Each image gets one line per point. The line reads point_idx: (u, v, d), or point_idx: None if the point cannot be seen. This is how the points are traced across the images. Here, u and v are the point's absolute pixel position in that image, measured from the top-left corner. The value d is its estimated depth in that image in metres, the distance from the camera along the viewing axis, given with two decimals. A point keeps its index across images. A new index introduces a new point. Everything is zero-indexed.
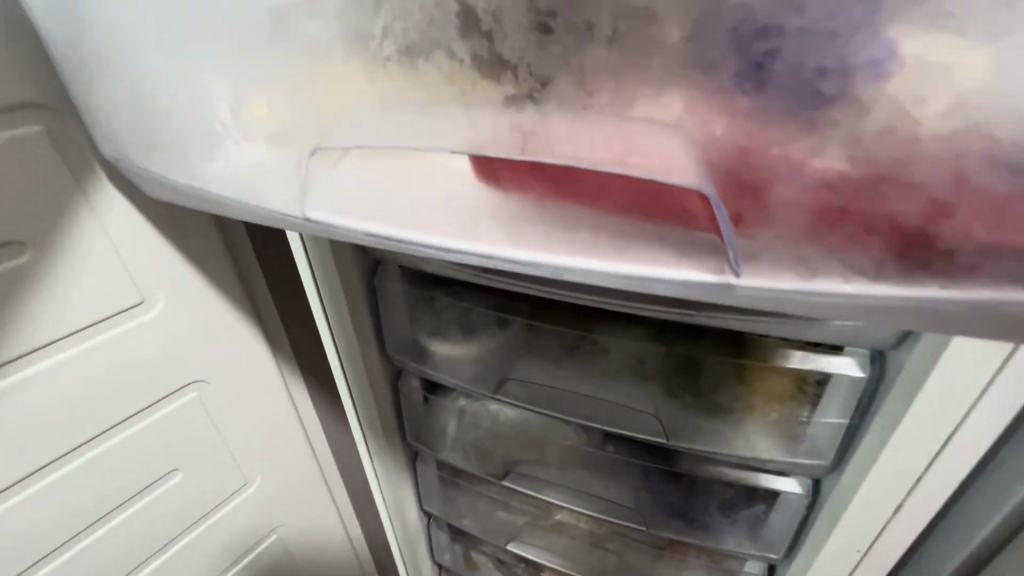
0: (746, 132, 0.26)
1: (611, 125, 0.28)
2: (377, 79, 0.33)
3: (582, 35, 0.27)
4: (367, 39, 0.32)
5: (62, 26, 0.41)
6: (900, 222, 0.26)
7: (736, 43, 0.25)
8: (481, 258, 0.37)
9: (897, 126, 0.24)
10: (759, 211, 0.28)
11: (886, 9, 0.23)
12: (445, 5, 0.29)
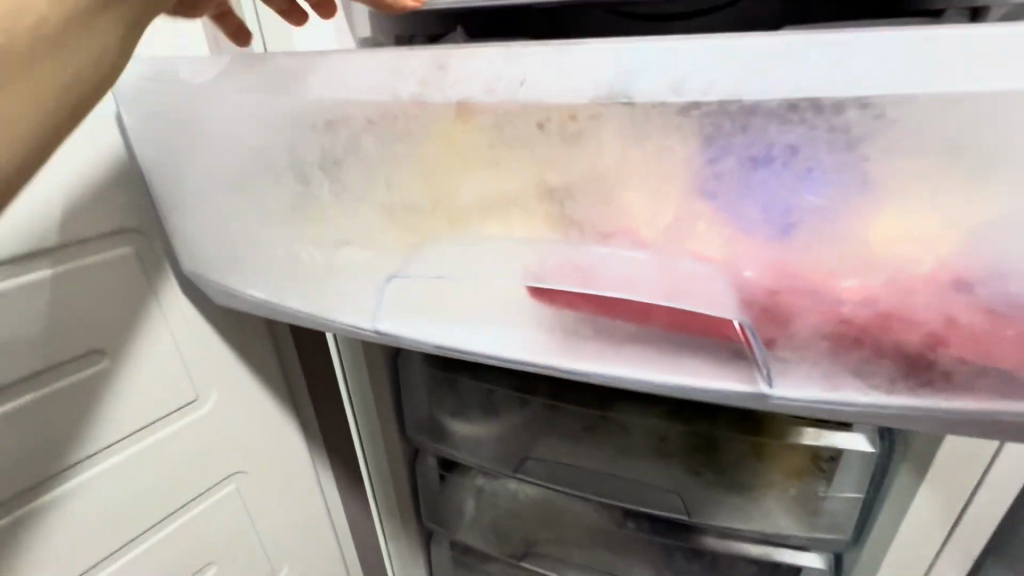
0: (775, 279, 0.32)
1: (663, 264, 0.34)
2: (458, 225, 0.39)
3: (640, 203, 0.34)
4: (449, 193, 0.38)
5: (172, 170, 0.49)
6: (906, 349, 0.32)
7: (766, 215, 0.31)
8: (540, 367, 0.41)
9: (896, 278, 0.30)
10: (788, 337, 0.34)
11: (886, 194, 0.29)
12: (520, 174, 0.36)
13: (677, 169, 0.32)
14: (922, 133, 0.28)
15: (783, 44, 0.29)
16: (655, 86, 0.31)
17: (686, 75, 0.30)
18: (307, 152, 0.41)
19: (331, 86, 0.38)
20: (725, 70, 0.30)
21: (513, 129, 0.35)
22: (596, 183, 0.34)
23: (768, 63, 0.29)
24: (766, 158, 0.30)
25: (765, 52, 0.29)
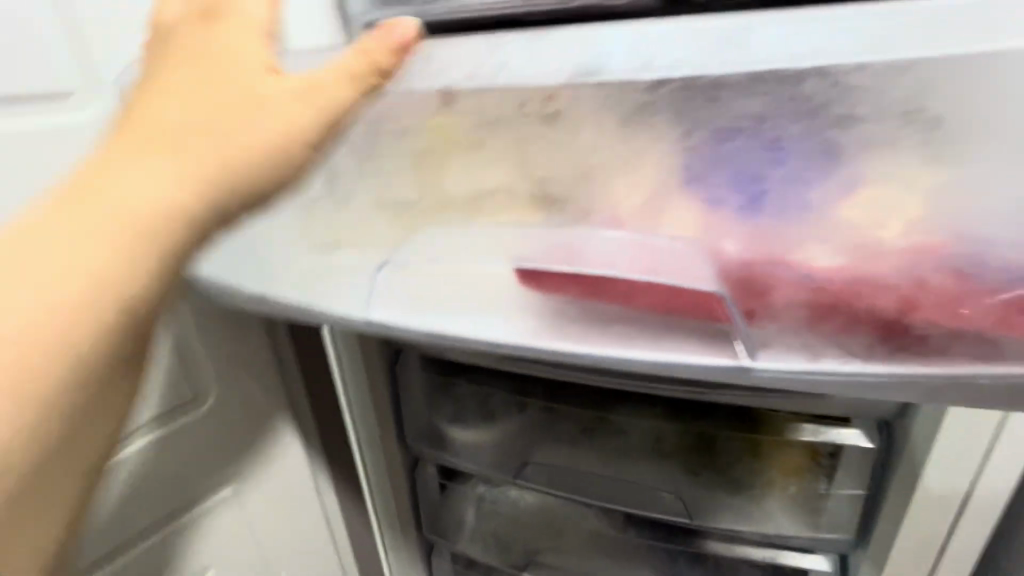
0: (749, 249, 0.33)
1: (637, 239, 0.35)
2: (444, 210, 0.40)
3: (616, 181, 0.35)
4: (437, 179, 0.40)
5: None
6: (879, 313, 0.32)
7: (737, 186, 0.33)
8: (535, 351, 0.39)
9: (864, 242, 0.31)
10: (766, 307, 0.34)
11: (848, 160, 0.31)
12: (502, 158, 0.37)
13: (650, 146, 0.34)
14: (872, 102, 0.30)
15: (730, 32, 0.32)
16: (625, 69, 0.33)
17: (653, 57, 0.33)
18: None
19: (320, 80, 0.40)
20: (685, 52, 0.32)
21: (495, 114, 0.36)
22: (574, 162, 0.36)
23: (724, 46, 0.32)
24: (733, 130, 0.32)
25: (719, 37, 0.32)
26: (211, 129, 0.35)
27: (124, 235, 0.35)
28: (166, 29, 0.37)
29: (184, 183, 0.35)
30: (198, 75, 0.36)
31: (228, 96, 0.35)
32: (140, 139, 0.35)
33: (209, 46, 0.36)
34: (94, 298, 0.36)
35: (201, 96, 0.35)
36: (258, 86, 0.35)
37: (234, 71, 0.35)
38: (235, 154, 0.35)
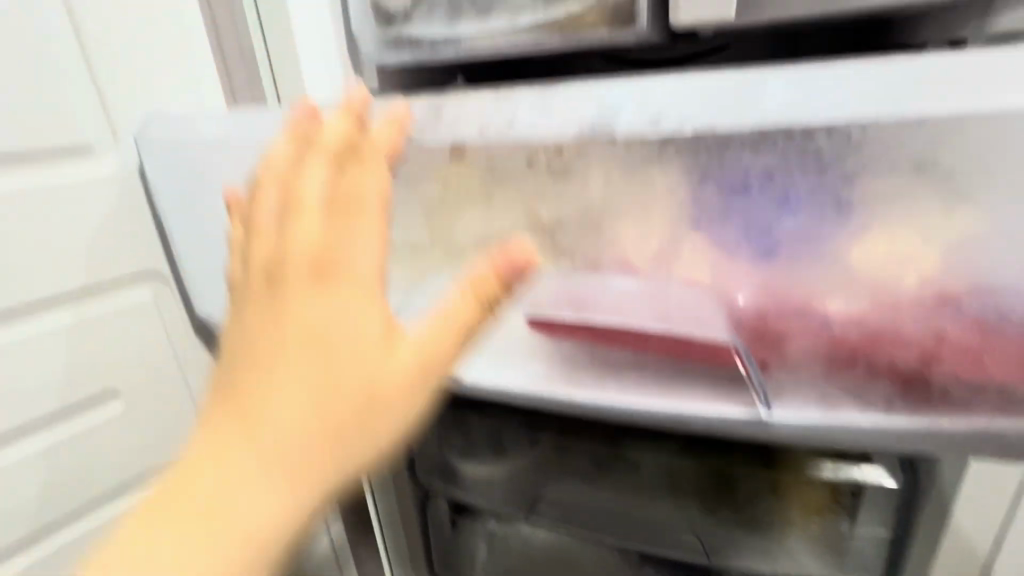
0: (762, 298, 0.34)
1: (651, 288, 0.35)
2: (452, 257, 0.40)
3: (626, 230, 0.35)
4: (446, 227, 0.40)
5: (187, 219, 0.53)
6: (899, 367, 0.31)
7: (748, 237, 0.33)
8: (539, 395, 0.40)
9: (879, 292, 0.31)
10: (782, 358, 0.34)
11: (860, 213, 0.30)
12: (511, 207, 0.37)
13: (659, 196, 0.34)
14: (890, 147, 0.29)
15: (739, 80, 0.32)
16: (629, 118, 0.33)
17: (656, 106, 0.32)
18: None
19: None
20: (692, 101, 0.32)
21: (502, 166, 0.36)
22: (585, 213, 0.36)
23: (731, 94, 0.31)
24: (744, 185, 0.32)
25: (726, 86, 0.32)
26: (327, 377, 0.31)
27: (296, 473, 0.30)
28: (270, 259, 0.33)
29: (302, 445, 0.30)
30: (302, 313, 0.32)
31: (348, 342, 0.31)
32: (243, 372, 0.32)
33: (309, 262, 0.32)
34: (254, 539, 0.30)
35: (320, 336, 0.31)
36: (376, 328, 0.32)
37: (346, 321, 0.32)
38: (352, 398, 0.31)
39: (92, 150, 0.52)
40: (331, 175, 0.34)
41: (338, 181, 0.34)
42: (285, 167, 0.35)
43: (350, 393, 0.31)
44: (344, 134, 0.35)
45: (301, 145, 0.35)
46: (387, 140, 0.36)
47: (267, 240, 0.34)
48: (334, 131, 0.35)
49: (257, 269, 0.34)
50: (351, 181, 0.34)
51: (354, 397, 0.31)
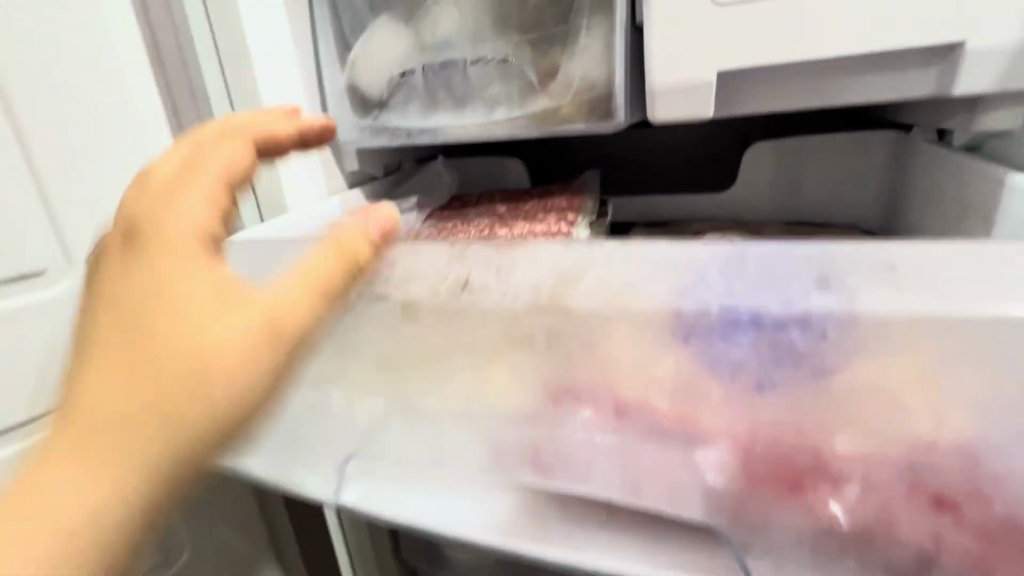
0: (741, 483, 0.30)
1: (620, 459, 0.31)
2: (409, 412, 0.37)
3: (588, 404, 0.32)
4: (402, 380, 0.37)
5: None
6: (896, 566, 0.28)
7: (721, 422, 0.29)
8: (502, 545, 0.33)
9: (869, 487, 0.28)
10: (768, 547, 0.30)
11: (844, 407, 0.27)
12: (467, 365, 0.34)
13: (625, 373, 0.31)
14: (875, 348, 0.26)
15: (713, 255, 0.29)
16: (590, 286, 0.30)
17: (622, 276, 0.30)
18: None
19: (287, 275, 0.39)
20: (660, 275, 0.29)
21: (456, 330, 0.33)
22: (547, 380, 0.32)
23: (701, 272, 0.29)
24: (715, 374, 0.29)
25: (698, 262, 0.29)
26: (157, 312, 0.29)
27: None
28: (125, 227, 0.32)
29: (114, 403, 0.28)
30: (161, 232, 0.31)
31: (210, 278, 0.30)
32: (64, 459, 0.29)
33: (192, 205, 0.32)
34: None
35: (174, 280, 0.30)
36: (235, 269, 0.31)
37: (203, 251, 0.30)
38: (177, 350, 0.29)
39: (43, 275, 0.51)
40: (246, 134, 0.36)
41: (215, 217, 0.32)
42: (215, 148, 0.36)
43: (181, 368, 0.29)
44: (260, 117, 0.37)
45: (185, 170, 0.33)
46: (229, 160, 0.34)
47: (113, 300, 0.31)
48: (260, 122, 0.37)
49: (106, 307, 0.31)
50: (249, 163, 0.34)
51: (181, 370, 0.29)
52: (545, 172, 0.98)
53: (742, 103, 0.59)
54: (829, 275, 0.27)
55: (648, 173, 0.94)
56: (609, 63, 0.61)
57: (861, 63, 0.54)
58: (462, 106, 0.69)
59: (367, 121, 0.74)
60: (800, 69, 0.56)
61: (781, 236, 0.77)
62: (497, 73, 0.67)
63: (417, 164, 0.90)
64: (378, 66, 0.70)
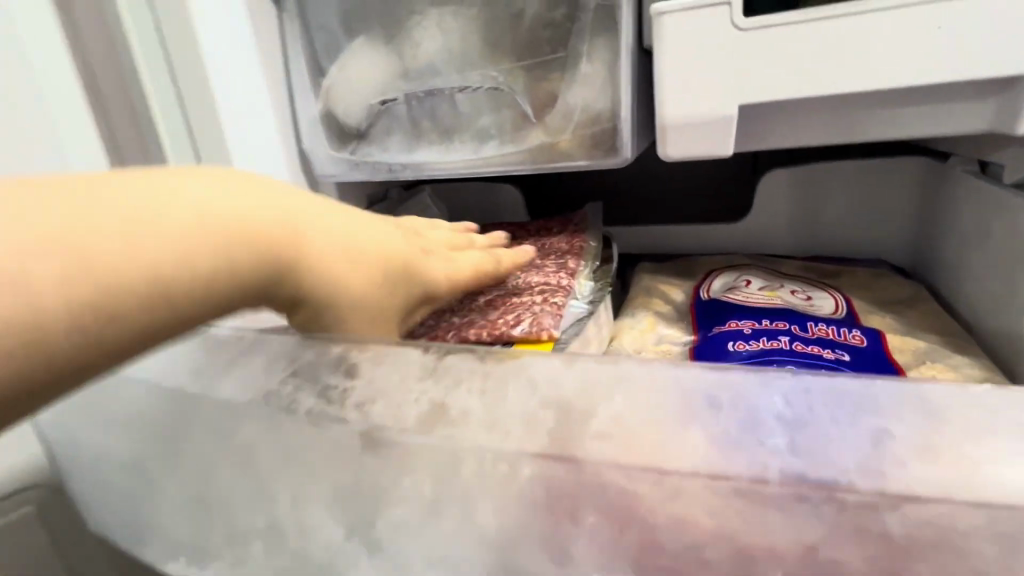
0: None
1: None
2: (371, 552, 0.29)
3: (598, 566, 0.24)
4: (358, 514, 0.29)
5: (62, 425, 0.42)
6: None
7: None
8: None
9: None
10: None
11: None
12: (440, 505, 0.26)
13: (649, 537, 0.23)
14: (1003, 548, 0.19)
15: (768, 383, 0.23)
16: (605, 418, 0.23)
17: (650, 407, 0.23)
18: (200, 434, 0.33)
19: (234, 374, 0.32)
20: (698, 408, 0.23)
21: (423, 461, 0.26)
22: (543, 534, 0.24)
23: (756, 409, 0.22)
24: (776, 547, 0.21)
25: (752, 393, 0.23)
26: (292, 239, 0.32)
27: (63, 287, 0.24)
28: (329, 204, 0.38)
29: (267, 216, 0.30)
30: (352, 218, 0.37)
31: (349, 253, 0.35)
32: (231, 181, 0.31)
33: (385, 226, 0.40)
34: (68, 266, 0.24)
35: (329, 230, 0.34)
36: (370, 268, 0.36)
37: (365, 225, 0.37)
38: (280, 254, 0.31)
39: None
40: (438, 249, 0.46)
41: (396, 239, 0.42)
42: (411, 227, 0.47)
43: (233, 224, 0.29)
44: (481, 259, 0.49)
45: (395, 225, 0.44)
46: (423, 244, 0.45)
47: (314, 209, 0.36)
48: (466, 258, 0.48)
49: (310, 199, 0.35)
50: (445, 260, 0.46)
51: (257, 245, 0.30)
52: (543, 198, 0.91)
53: (763, 135, 0.52)
54: (927, 436, 0.21)
55: (653, 199, 0.87)
56: (613, 93, 0.53)
57: (899, 94, 0.48)
58: (450, 137, 0.62)
59: (344, 153, 0.67)
60: (830, 100, 0.49)
61: (801, 274, 0.70)
62: (488, 101, 0.60)
63: (404, 192, 0.83)
64: (355, 93, 0.63)
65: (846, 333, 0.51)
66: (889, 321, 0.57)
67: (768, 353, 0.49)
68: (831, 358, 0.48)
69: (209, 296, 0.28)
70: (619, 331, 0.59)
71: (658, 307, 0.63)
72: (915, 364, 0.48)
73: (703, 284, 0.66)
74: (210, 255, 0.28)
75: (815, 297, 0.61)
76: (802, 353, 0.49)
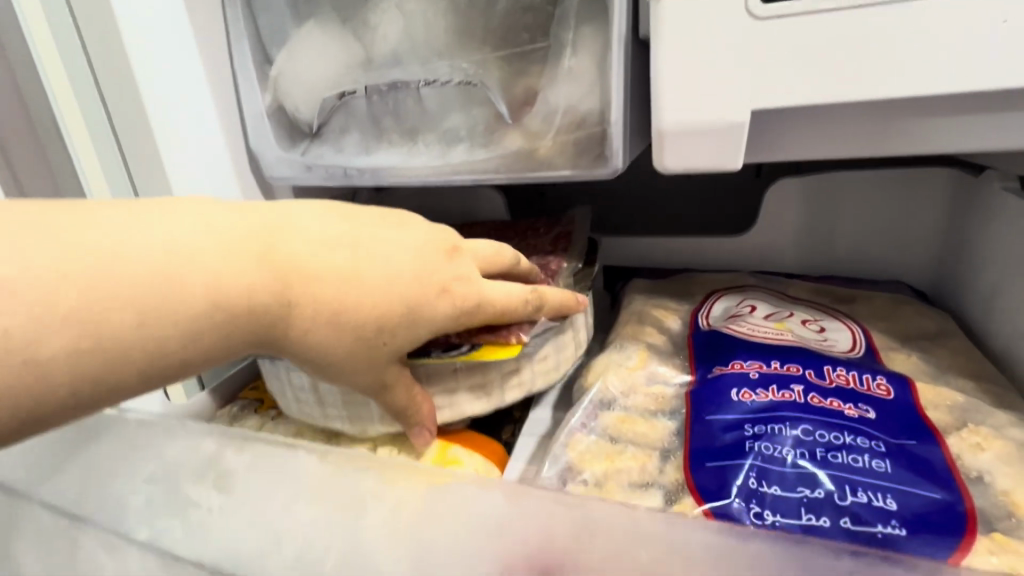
0: None
1: None
2: None
3: None
4: None
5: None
6: None
7: None
8: None
9: None
10: None
11: None
12: None
13: None
14: None
15: (811, 558, 0.25)
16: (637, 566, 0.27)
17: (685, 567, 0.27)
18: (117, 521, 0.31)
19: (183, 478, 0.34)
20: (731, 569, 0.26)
21: None
22: None
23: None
24: None
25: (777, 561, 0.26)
26: (287, 302, 0.34)
27: (75, 350, 0.28)
28: (351, 241, 0.36)
29: (263, 280, 0.33)
30: (367, 266, 0.36)
31: (349, 305, 0.35)
32: (236, 242, 0.33)
33: (405, 268, 0.37)
34: (75, 323, 0.27)
35: (327, 292, 0.34)
36: (374, 324, 0.36)
37: (381, 270, 0.36)
38: (273, 317, 0.33)
39: None
40: (470, 273, 0.40)
41: (424, 281, 0.37)
42: (452, 238, 0.41)
43: (232, 286, 0.32)
44: (519, 295, 0.42)
45: (443, 248, 0.40)
46: (460, 273, 0.39)
47: (327, 252, 0.35)
48: (497, 291, 0.41)
49: (314, 244, 0.35)
50: (485, 287, 0.41)
51: (252, 302, 0.32)
52: (526, 204, 0.83)
53: (778, 150, 0.44)
54: None
55: (648, 207, 0.79)
56: (602, 91, 0.45)
57: (951, 101, 0.39)
58: (413, 139, 0.54)
59: (294, 154, 0.58)
60: (863, 105, 0.40)
61: (811, 298, 0.62)
62: (459, 98, 0.52)
63: (373, 195, 0.75)
64: (305, 86, 0.55)
65: (868, 380, 0.44)
66: (915, 362, 0.49)
67: (777, 407, 0.42)
68: (853, 416, 0.40)
69: (203, 355, 0.32)
70: (604, 366, 0.51)
71: (650, 337, 0.55)
72: (954, 426, 0.40)
73: (702, 309, 0.59)
74: (207, 317, 0.31)
75: (828, 330, 0.54)
76: (818, 408, 0.41)
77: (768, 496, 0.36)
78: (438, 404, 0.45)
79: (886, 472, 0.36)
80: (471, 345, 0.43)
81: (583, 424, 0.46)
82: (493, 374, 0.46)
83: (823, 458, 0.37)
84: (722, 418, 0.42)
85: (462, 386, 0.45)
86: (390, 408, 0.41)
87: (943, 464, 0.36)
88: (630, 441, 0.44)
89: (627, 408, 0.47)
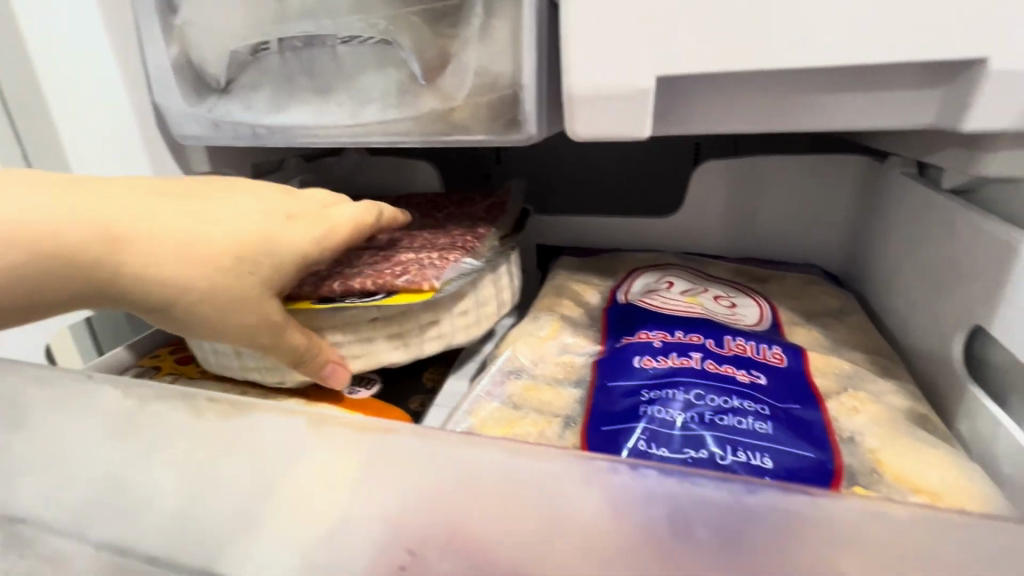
0: None
1: None
2: None
3: None
4: None
5: None
6: None
7: None
8: None
9: None
10: None
11: None
12: None
13: None
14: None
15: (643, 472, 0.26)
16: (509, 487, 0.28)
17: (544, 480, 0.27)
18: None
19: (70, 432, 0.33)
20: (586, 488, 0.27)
21: None
22: None
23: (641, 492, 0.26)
24: None
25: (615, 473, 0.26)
26: (119, 243, 0.37)
27: None
28: (192, 193, 0.41)
29: (107, 225, 0.37)
30: (213, 211, 0.40)
31: (193, 244, 0.38)
32: (66, 192, 0.37)
33: (254, 211, 0.41)
34: None
35: (168, 233, 0.38)
36: (215, 253, 0.38)
37: (226, 214, 0.40)
38: (105, 256, 0.36)
39: None
40: (309, 208, 0.44)
41: (269, 215, 0.41)
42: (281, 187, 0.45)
43: (77, 231, 0.36)
44: (357, 216, 0.45)
45: (275, 192, 0.43)
46: (302, 206, 0.44)
47: (173, 202, 0.39)
48: (338, 215, 0.44)
49: (158, 197, 0.39)
50: (326, 218, 0.44)
51: (96, 243, 0.36)
52: (465, 181, 0.82)
53: (686, 122, 0.44)
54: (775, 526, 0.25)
55: (585, 183, 0.79)
56: (513, 54, 0.44)
57: (849, 72, 0.40)
58: (327, 96, 0.51)
59: (201, 110, 0.55)
60: (767, 76, 0.41)
61: (729, 278, 0.63)
62: (375, 58, 0.50)
63: (303, 163, 0.73)
64: (215, 40, 0.52)
65: (765, 350, 0.45)
66: (814, 336, 0.51)
67: (676, 373, 0.42)
68: (745, 382, 0.41)
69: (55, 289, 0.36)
70: (516, 336, 0.50)
71: (566, 310, 0.55)
72: (837, 392, 0.41)
73: (622, 285, 0.59)
74: (52, 257, 0.36)
75: (738, 305, 0.55)
76: (714, 374, 0.42)
77: (656, 456, 0.37)
78: (352, 352, 0.46)
79: (768, 433, 0.37)
80: (386, 293, 0.44)
81: (489, 392, 0.45)
82: (411, 324, 0.47)
83: (710, 421, 0.38)
84: (622, 384, 0.43)
85: (379, 333, 0.46)
86: (290, 355, 0.42)
87: (821, 425, 0.38)
88: (533, 409, 0.44)
89: (535, 377, 0.47)
